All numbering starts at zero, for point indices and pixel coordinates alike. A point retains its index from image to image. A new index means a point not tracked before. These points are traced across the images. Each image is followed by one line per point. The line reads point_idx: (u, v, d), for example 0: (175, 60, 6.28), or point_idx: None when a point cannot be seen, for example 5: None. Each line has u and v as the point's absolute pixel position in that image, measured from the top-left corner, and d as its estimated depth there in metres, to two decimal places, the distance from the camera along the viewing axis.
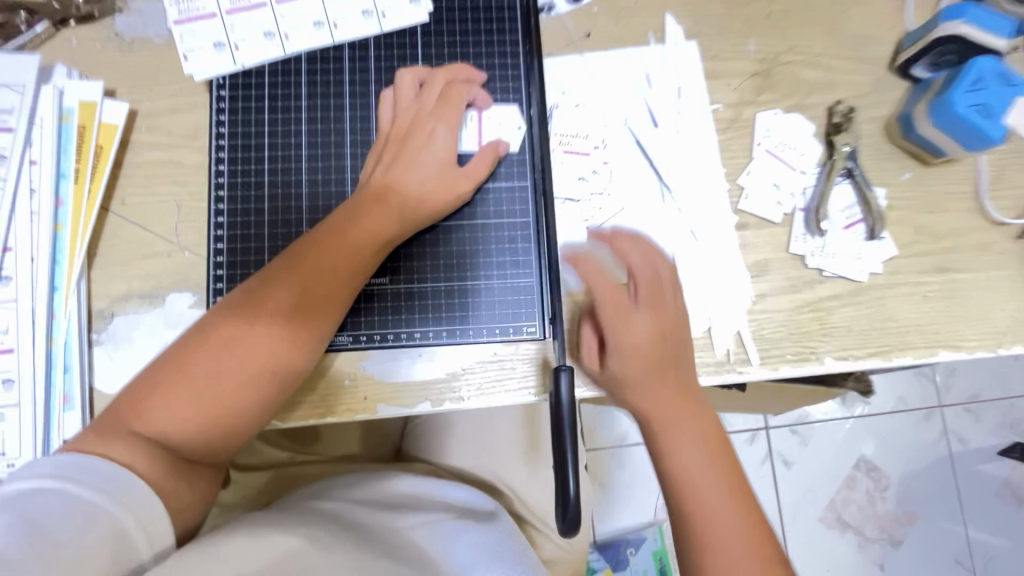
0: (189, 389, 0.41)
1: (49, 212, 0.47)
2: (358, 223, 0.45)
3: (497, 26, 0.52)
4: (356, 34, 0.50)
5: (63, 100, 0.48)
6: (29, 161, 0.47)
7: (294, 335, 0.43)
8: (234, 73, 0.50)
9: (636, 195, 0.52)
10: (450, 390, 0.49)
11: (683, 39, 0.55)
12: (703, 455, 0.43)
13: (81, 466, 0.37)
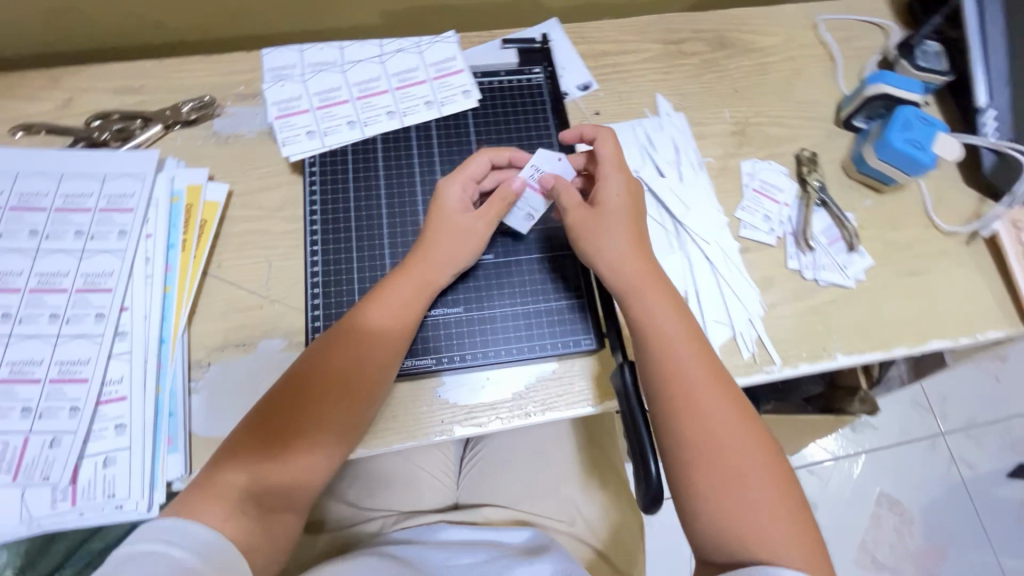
0: (266, 448, 0.46)
1: (160, 276, 0.54)
2: (405, 290, 0.52)
3: (533, 101, 0.63)
4: (421, 119, 0.61)
5: (174, 185, 0.58)
6: (144, 234, 0.55)
7: (358, 393, 0.49)
8: (323, 153, 0.59)
9: (654, 231, 0.62)
10: (520, 407, 0.54)
11: (673, 111, 0.68)
12: (699, 363, 0.47)
13: (182, 531, 0.41)
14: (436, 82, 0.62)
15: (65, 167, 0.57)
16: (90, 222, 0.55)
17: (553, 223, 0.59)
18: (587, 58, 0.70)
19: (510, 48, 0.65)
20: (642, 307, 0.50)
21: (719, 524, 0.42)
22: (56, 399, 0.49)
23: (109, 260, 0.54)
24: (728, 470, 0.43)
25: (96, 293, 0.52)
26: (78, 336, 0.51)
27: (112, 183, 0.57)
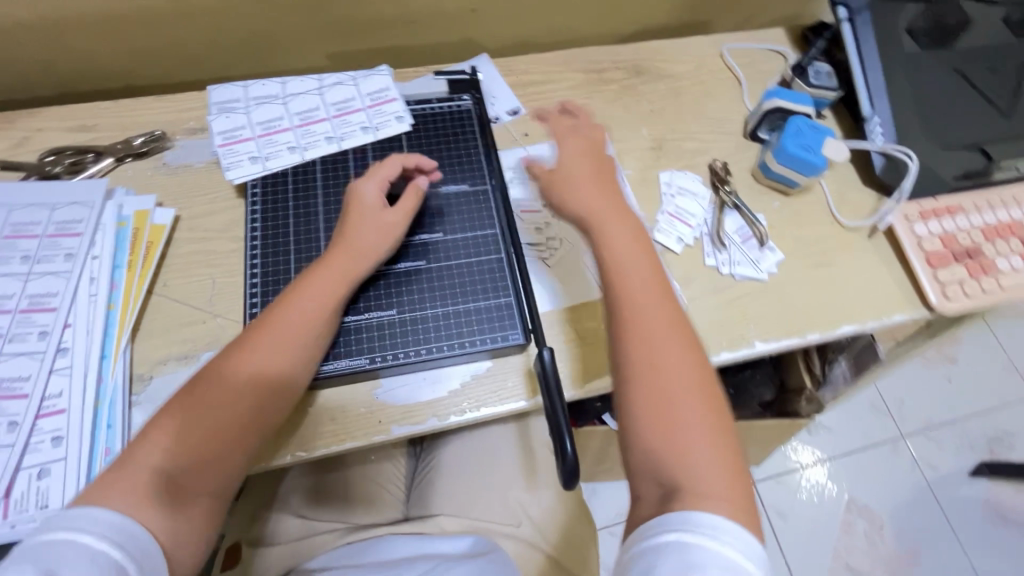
0: (183, 429, 0.45)
1: (104, 293, 0.56)
2: (321, 275, 0.53)
3: (462, 124, 0.68)
4: (357, 143, 0.65)
5: (122, 211, 0.61)
6: (90, 256, 0.58)
7: (278, 375, 0.50)
8: (265, 177, 0.63)
9: (579, 237, 0.67)
10: (452, 404, 0.56)
11: (595, 131, 0.75)
12: (650, 283, 0.51)
13: (118, 527, 0.40)
14: (371, 109, 0.67)
15: (14, 196, 0.60)
16: (38, 247, 0.58)
17: (482, 230, 0.63)
18: (515, 87, 0.77)
19: (441, 79, 0.71)
20: (609, 241, 0.53)
21: (651, 447, 0.44)
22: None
23: (55, 281, 0.56)
24: (660, 393, 0.45)
25: (40, 313, 0.54)
26: (20, 354, 0.53)
27: (60, 211, 0.60)
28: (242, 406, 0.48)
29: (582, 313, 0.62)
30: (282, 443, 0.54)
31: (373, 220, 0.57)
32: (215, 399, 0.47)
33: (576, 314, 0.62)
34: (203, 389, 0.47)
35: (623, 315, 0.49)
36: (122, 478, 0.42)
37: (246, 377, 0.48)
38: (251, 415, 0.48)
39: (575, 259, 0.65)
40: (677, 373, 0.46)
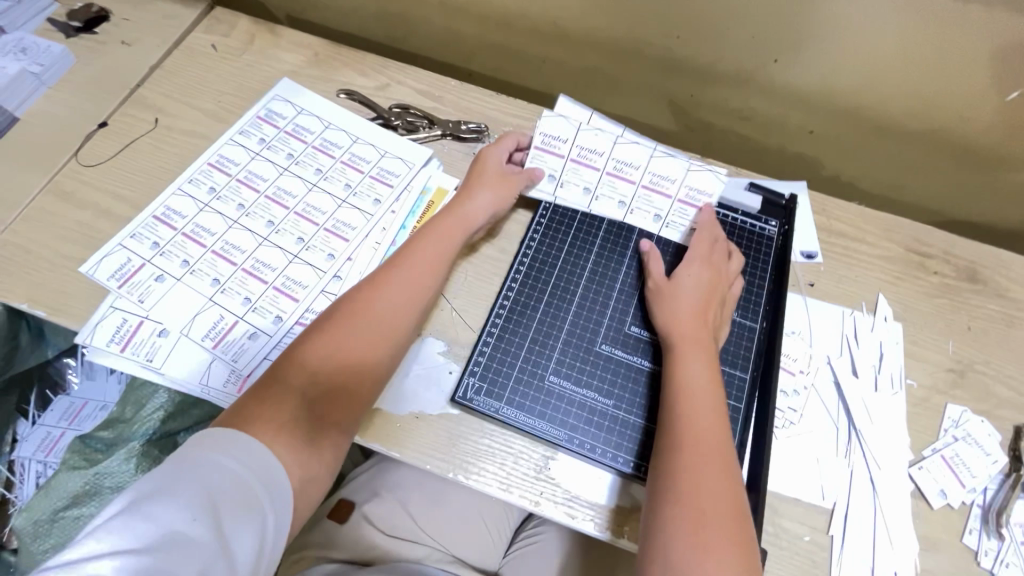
0: (326, 361, 0.49)
1: (385, 246, 0.62)
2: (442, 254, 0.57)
3: (758, 249, 0.63)
4: (641, 226, 0.63)
5: (428, 182, 0.67)
6: (390, 209, 0.65)
7: (397, 325, 0.52)
8: (556, 208, 0.65)
9: (825, 425, 0.58)
10: (601, 518, 0.51)
11: (892, 318, 0.65)
12: (708, 412, 0.49)
13: (236, 444, 0.41)
14: (678, 203, 0.64)
15: (362, 134, 0.70)
16: (358, 182, 0.66)
17: (733, 370, 0.56)
18: (820, 229, 0.70)
19: (756, 193, 0.67)
20: (686, 357, 0.52)
21: (675, 549, 0.43)
22: (270, 303, 0.58)
23: (357, 217, 0.64)
24: (702, 522, 0.44)
25: (335, 237, 0.62)
26: (307, 263, 0.60)
27: (386, 160, 0.68)
28: (376, 346, 0.51)
29: (788, 509, 0.54)
30: (448, 460, 0.53)
31: (477, 202, 0.61)
32: (357, 335, 0.50)
33: (782, 507, 0.55)
34: (348, 322, 0.51)
35: (672, 430, 0.49)
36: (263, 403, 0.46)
37: (381, 321, 0.52)
38: (383, 354, 0.51)
39: (808, 447, 0.57)
40: (726, 512, 0.44)
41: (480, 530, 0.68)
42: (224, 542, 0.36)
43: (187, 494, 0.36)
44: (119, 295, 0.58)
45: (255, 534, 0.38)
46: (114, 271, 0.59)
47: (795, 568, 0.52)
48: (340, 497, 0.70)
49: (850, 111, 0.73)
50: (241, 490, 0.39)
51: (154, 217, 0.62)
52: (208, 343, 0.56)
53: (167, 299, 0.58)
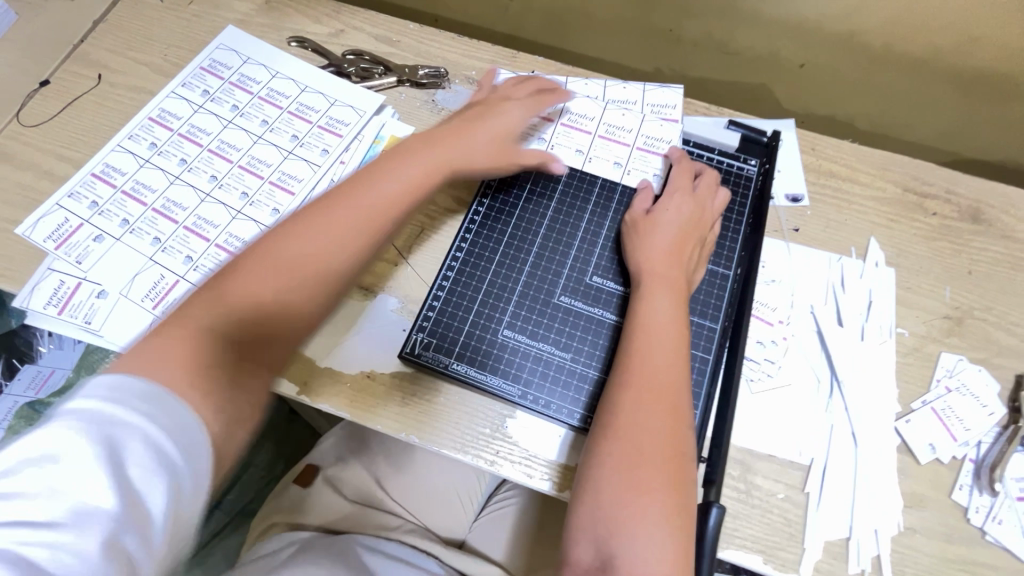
0: (247, 281, 0.44)
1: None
2: (408, 194, 0.51)
3: (734, 191, 0.58)
4: (603, 175, 0.57)
5: (381, 130, 0.63)
6: (341, 160, 0.61)
7: (335, 266, 0.47)
8: None
9: (804, 377, 0.54)
10: (563, 479, 0.48)
11: (883, 263, 0.60)
12: (666, 349, 0.45)
13: (148, 391, 0.34)
14: (637, 150, 0.58)
15: (310, 81, 0.65)
16: (306, 133, 0.62)
17: (702, 320, 0.52)
18: (806, 171, 0.64)
19: (736, 130, 0.61)
20: (650, 296, 0.48)
21: (605, 488, 0.41)
22: (211, 260, 0.55)
23: (306, 169, 0.60)
24: (635, 461, 0.41)
25: (282, 191, 0.59)
26: (251, 219, 0.57)
27: (336, 109, 0.64)
28: (309, 269, 0.45)
29: (762, 466, 0.51)
30: (402, 421, 0.51)
31: (466, 151, 0.54)
32: (285, 254, 0.45)
33: (755, 464, 0.51)
34: (285, 245, 0.46)
35: (622, 368, 0.45)
36: (170, 319, 0.41)
37: (323, 244, 0.46)
38: (317, 279, 0.46)
39: (785, 402, 0.53)
40: (666, 451, 0.42)
41: (453, 493, 0.67)
42: (138, 518, 0.30)
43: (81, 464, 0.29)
44: (57, 257, 0.56)
45: (183, 497, 0.32)
46: (51, 233, 0.57)
47: (766, 526, 0.49)
48: (305, 464, 0.68)
49: (845, 38, 0.66)
50: (161, 453, 0.31)
51: (93, 174, 0.60)
52: (148, 301, 0.53)
53: (105, 258, 0.55)
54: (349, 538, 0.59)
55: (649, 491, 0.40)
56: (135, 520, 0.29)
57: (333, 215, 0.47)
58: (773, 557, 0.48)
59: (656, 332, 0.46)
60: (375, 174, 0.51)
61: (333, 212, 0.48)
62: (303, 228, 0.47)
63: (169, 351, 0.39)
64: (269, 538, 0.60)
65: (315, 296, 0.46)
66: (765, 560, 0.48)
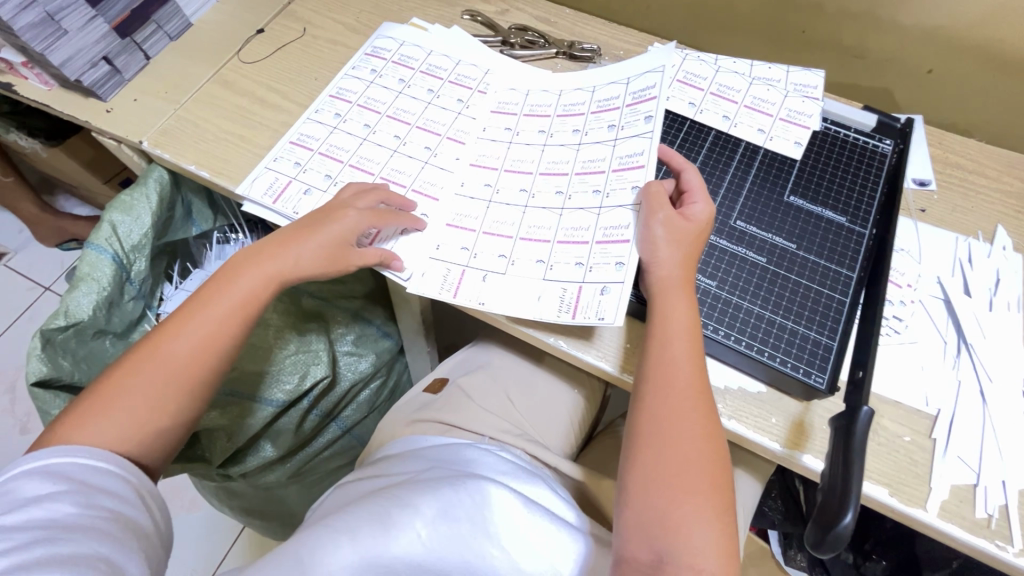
0: (136, 398, 0.49)
1: (638, 154, 0.60)
2: (253, 292, 0.55)
3: (869, 164, 0.63)
4: (746, 139, 0.64)
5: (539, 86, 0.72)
6: (624, 129, 0.63)
7: (216, 340, 0.52)
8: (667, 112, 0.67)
9: (930, 337, 0.57)
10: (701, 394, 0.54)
11: (1011, 248, 0.62)
12: (688, 388, 0.47)
13: (82, 464, 0.45)
14: (780, 121, 0.65)
15: (630, 74, 0.67)
16: (620, 118, 0.64)
17: (838, 268, 0.57)
18: (932, 161, 0.69)
19: (871, 113, 0.66)
20: (666, 301, 0.50)
21: (648, 530, 0.42)
22: (489, 247, 0.60)
23: (567, 152, 0.64)
24: (679, 496, 0.43)
25: (628, 169, 0.60)
26: (542, 207, 0.61)
27: (599, 93, 0.67)
28: (187, 372, 0.51)
29: (888, 411, 0.54)
30: (600, 349, 0.57)
31: (300, 258, 0.56)
32: (178, 347, 0.51)
33: (880, 407, 0.54)
34: (165, 336, 0.52)
35: (644, 418, 0.46)
36: (101, 407, 0.48)
37: (190, 337, 0.52)
38: (204, 375, 0.52)
39: (911, 356, 0.56)
40: (703, 484, 0.43)
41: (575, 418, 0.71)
42: (121, 491, 0.46)
43: (41, 473, 0.44)
44: (275, 159, 0.68)
45: (108, 470, 0.46)
46: (278, 142, 0.70)
47: (892, 463, 0.52)
48: (436, 376, 0.75)
49: (978, 47, 0.69)
50: (85, 491, 0.44)
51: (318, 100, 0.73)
52: (451, 282, 0.58)
53: (435, 239, 0.61)
54: (464, 442, 0.61)
55: (698, 529, 0.42)
56: (91, 488, 0.44)
57: (149, 376, 0.50)
58: (899, 491, 0.50)
59: (680, 377, 0.47)
60: (212, 296, 0.54)
61: (149, 368, 0.50)
62: (173, 326, 0.52)
63: (69, 414, 0.49)
64: (407, 438, 0.64)
65: (194, 387, 0.51)
66: (891, 493, 0.50)
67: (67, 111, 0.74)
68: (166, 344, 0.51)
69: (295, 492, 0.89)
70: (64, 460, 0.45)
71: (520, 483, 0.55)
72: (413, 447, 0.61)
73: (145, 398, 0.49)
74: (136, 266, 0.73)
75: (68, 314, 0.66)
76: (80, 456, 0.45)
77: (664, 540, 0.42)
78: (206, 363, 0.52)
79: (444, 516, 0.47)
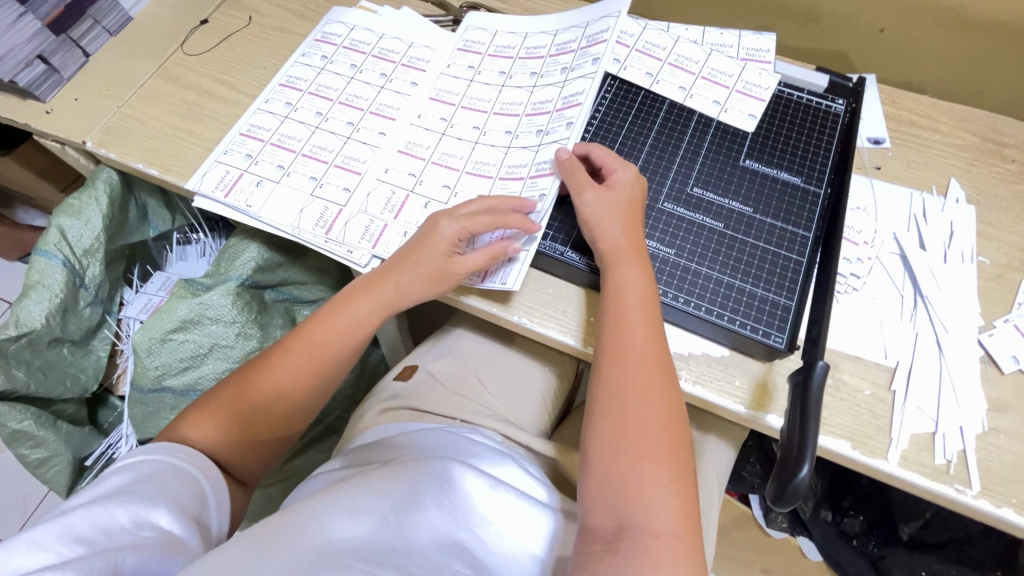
0: (258, 408, 0.54)
1: (579, 94, 0.63)
2: (368, 324, 0.56)
3: (822, 124, 0.63)
4: (701, 110, 0.64)
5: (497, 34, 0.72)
6: (575, 71, 0.65)
7: (324, 359, 0.55)
8: (621, 80, 0.66)
9: (886, 293, 0.58)
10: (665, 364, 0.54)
11: (964, 200, 0.63)
12: (644, 354, 0.47)
13: (155, 471, 0.46)
14: (736, 92, 0.65)
15: (586, 20, 0.68)
16: (575, 61, 0.66)
17: (794, 229, 0.57)
18: (886, 119, 0.69)
19: (824, 74, 0.66)
20: (617, 270, 0.50)
21: (610, 498, 0.42)
22: (435, 176, 0.63)
23: (521, 95, 0.66)
24: (638, 463, 0.43)
25: (571, 105, 0.62)
26: (490, 145, 0.63)
27: (554, 44, 0.68)
28: (296, 392, 0.55)
29: (849, 366, 0.55)
30: (561, 323, 0.56)
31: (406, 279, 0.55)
32: (290, 369, 0.55)
33: (843, 364, 0.55)
34: (281, 352, 0.56)
35: (603, 387, 0.46)
36: (231, 412, 0.54)
37: (303, 359, 0.55)
38: (316, 390, 0.56)
39: (870, 312, 0.57)
40: (661, 448, 0.43)
41: (550, 395, 0.71)
42: (187, 500, 0.45)
43: (124, 473, 0.44)
44: (226, 152, 0.66)
45: (178, 480, 0.46)
46: (228, 139, 0.67)
47: (854, 417, 0.52)
48: (406, 363, 0.75)
49: (927, 3, 0.69)
50: (155, 492, 0.43)
51: (275, 87, 0.71)
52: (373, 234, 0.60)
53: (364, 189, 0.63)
54: (431, 426, 0.61)
55: (660, 493, 0.42)
56: (159, 488, 0.44)
57: (268, 390, 0.55)
58: (861, 444, 0.51)
59: (631, 341, 0.47)
60: (329, 321, 0.56)
61: (271, 385, 0.55)
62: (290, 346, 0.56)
63: (204, 408, 0.54)
64: (378, 426, 0.63)
65: (303, 401, 0.56)
66: (853, 446, 0.51)
67: (4, 113, 0.71)
68: (280, 361, 0.55)
69: (277, 493, 0.87)
70: (143, 465, 0.46)
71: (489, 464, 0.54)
72: (381, 437, 0.61)
73: (262, 411, 0.54)
74: (90, 271, 0.71)
75: (19, 324, 0.64)
76: (161, 465, 0.46)
77: (626, 508, 0.42)
78: (311, 382, 0.55)
79: (409, 499, 0.47)
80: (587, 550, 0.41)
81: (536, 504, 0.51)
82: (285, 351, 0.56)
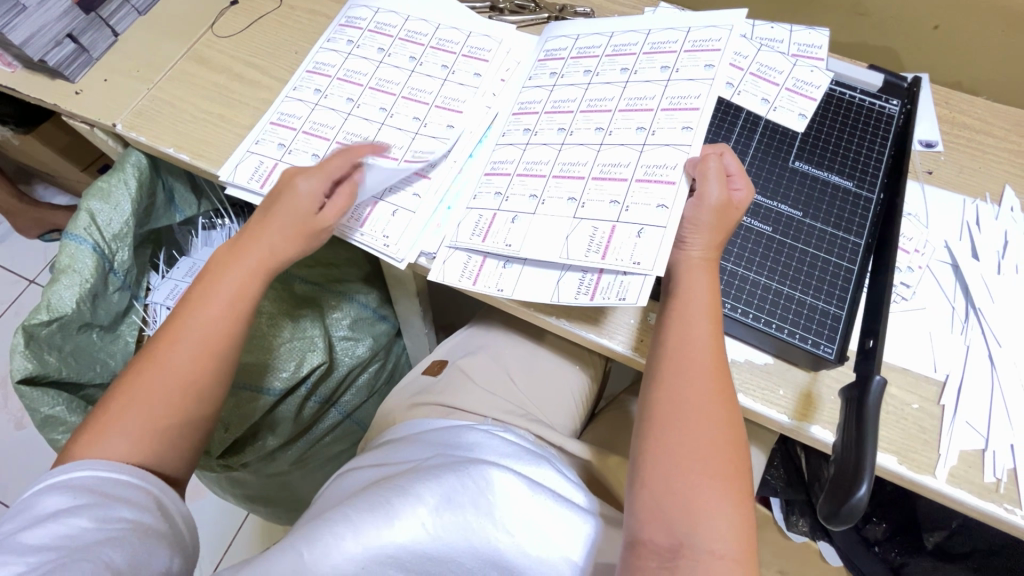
0: (150, 403, 0.48)
1: (645, 98, 0.58)
2: (239, 283, 0.53)
3: (876, 125, 0.61)
4: (750, 108, 0.62)
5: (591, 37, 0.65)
6: (679, 72, 0.58)
7: (219, 329, 0.51)
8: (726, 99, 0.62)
9: (937, 304, 0.56)
10: None
11: (1020, 209, 0.61)
12: (707, 368, 0.45)
13: (102, 476, 0.45)
14: (786, 90, 0.62)
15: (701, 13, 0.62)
16: (675, 62, 0.59)
17: (846, 235, 0.55)
18: (938, 122, 0.67)
19: (878, 72, 0.64)
20: (690, 282, 0.48)
21: (669, 515, 0.41)
22: (485, 174, 0.61)
23: (611, 90, 0.60)
24: (701, 482, 0.42)
25: (633, 105, 0.58)
26: (544, 142, 0.60)
27: (630, 34, 0.63)
28: (196, 376, 0.50)
29: (896, 377, 0.53)
30: (601, 324, 0.55)
31: (281, 232, 0.54)
32: (182, 353, 0.50)
33: (890, 376, 0.54)
34: (164, 345, 0.50)
35: (666, 399, 0.45)
36: (125, 419, 0.48)
37: (195, 339, 0.51)
38: (211, 372, 0.51)
39: (919, 322, 0.56)
40: (725, 468, 0.42)
41: (580, 395, 0.70)
42: (139, 496, 0.45)
43: (60, 485, 0.43)
44: (258, 141, 0.65)
45: (127, 478, 0.45)
46: (262, 130, 0.66)
47: (901, 431, 0.51)
48: (435, 358, 0.74)
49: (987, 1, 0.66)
50: (106, 500, 0.43)
51: (310, 70, 0.69)
52: (415, 229, 0.58)
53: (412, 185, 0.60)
54: (464, 424, 0.60)
55: (720, 513, 0.41)
56: (107, 493, 0.43)
57: (165, 382, 0.49)
58: (908, 459, 0.50)
59: (700, 352, 0.46)
60: (198, 286, 0.53)
61: (166, 373, 0.49)
62: (179, 329, 0.51)
63: (91, 426, 0.48)
64: (409, 421, 0.63)
65: (204, 387, 0.50)
66: (900, 461, 0.50)
67: (33, 93, 0.70)
68: (173, 350, 0.50)
69: (295, 479, 0.89)
70: (83, 471, 0.44)
71: (526, 467, 0.54)
72: (415, 431, 0.60)
73: (157, 407, 0.48)
74: (119, 255, 0.70)
75: (50, 308, 0.64)
76: (105, 467, 0.45)
77: (686, 527, 0.41)
78: (206, 360, 0.51)
79: (455, 506, 0.46)
80: (641, 565, 0.41)
81: (581, 513, 0.50)
82: (167, 341, 0.50)
